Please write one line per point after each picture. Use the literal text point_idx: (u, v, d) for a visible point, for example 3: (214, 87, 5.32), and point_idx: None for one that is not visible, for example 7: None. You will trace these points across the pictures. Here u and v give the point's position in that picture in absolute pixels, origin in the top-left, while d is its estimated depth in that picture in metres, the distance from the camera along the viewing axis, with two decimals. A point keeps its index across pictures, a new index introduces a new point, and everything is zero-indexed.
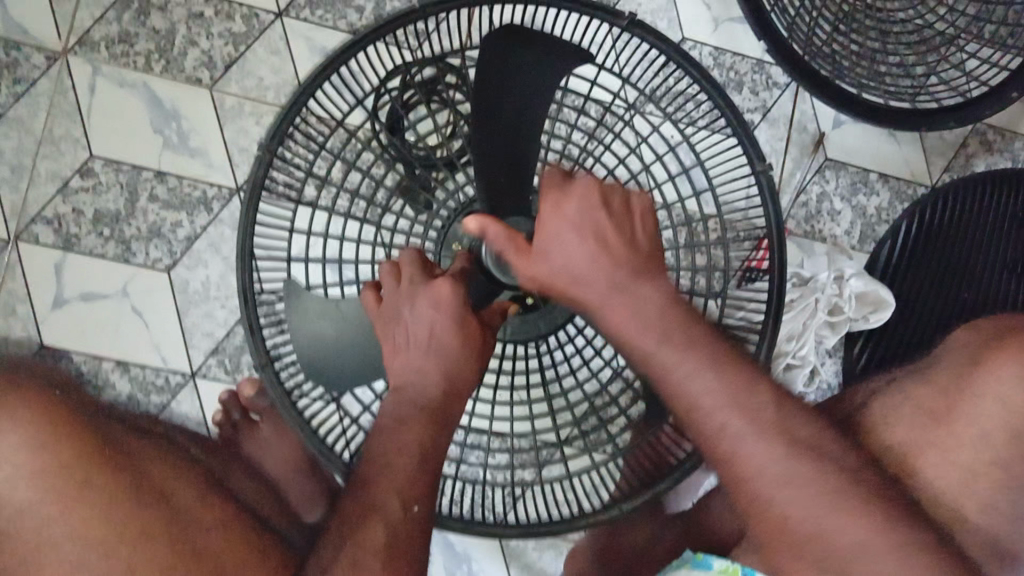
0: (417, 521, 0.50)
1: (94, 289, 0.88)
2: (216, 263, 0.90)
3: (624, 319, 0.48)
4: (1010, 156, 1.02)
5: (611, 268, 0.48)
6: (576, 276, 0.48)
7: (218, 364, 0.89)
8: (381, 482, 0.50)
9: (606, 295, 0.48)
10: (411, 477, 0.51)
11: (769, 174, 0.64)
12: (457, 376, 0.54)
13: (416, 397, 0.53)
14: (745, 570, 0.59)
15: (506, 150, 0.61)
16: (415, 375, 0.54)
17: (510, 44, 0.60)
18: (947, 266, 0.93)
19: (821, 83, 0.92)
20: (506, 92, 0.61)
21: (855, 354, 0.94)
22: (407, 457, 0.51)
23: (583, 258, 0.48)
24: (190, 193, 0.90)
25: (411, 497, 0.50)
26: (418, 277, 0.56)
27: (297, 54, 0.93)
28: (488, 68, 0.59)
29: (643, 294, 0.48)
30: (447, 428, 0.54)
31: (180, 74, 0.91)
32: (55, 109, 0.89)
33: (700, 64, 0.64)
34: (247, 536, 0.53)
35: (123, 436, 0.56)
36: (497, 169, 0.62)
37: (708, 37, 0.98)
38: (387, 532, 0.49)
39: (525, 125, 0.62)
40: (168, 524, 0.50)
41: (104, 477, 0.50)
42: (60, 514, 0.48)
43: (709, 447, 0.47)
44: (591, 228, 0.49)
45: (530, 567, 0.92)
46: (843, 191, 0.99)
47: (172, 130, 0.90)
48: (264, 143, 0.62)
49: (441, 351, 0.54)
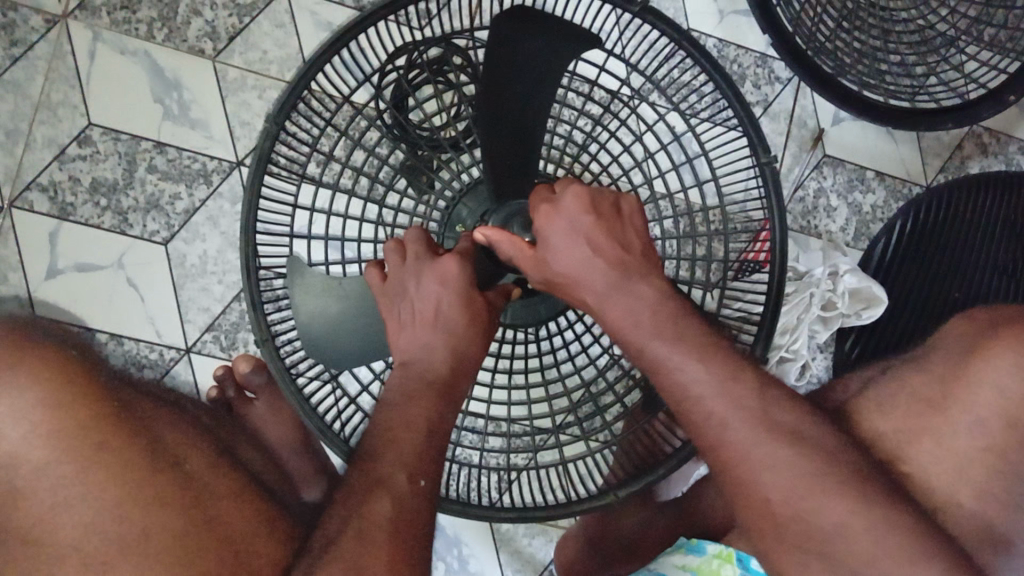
0: (424, 496, 0.50)
1: (88, 259, 0.87)
2: (213, 238, 0.89)
3: (617, 316, 0.50)
4: (1004, 159, 1.03)
5: (612, 270, 0.49)
6: (578, 273, 0.50)
7: (213, 340, 0.88)
8: (392, 454, 0.50)
9: (603, 298, 0.50)
10: (418, 452, 0.51)
11: (774, 167, 0.64)
12: (462, 354, 0.54)
13: (425, 372, 0.53)
14: (740, 554, 0.61)
15: (513, 135, 0.61)
16: (422, 351, 0.54)
17: (525, 24, 0.59)
18: (937, 261, 0.95)
19: (824, 79, 0.93)
20: (516, 76, 0.60)
21: (845, 351, 0.95)
22: (414, 433, 0.51)
23: (583, 258, 0.49)
24: (190, 165, 0.89)
25: (417, 471, 0.50)
26: (423, 256, 0.55)
27: (302, 28, 0.91)
28: (499, 49, 0.58)
29: (641, 295, 0.49)
30: (453, 406, 0.54)
31: (182, 44, 0.89)
32: (52, 73, 0.87)
33: (709, 53, 0.64)
34: (252, 510, 0.54)
35: (135, 404, 0.56)
36: (506, 151, 0.61)
37: (713, 29, 0.98)
38: (394, 507, 0.48)
39: (531, 109, 0.61)
40: (184, 495, 0.51)
41: (119, 443, 0.51)
42: (73, 476, 0.48)
43: (723, 441, 0.47)
44: (595, 230, 0.50)
45: (520, 552, 0.92)
46: (840, 188, 1.00)
47: (172, 100, 0.89)
48: (270, 116, 0.61)
49: (446, 327, 0.54)
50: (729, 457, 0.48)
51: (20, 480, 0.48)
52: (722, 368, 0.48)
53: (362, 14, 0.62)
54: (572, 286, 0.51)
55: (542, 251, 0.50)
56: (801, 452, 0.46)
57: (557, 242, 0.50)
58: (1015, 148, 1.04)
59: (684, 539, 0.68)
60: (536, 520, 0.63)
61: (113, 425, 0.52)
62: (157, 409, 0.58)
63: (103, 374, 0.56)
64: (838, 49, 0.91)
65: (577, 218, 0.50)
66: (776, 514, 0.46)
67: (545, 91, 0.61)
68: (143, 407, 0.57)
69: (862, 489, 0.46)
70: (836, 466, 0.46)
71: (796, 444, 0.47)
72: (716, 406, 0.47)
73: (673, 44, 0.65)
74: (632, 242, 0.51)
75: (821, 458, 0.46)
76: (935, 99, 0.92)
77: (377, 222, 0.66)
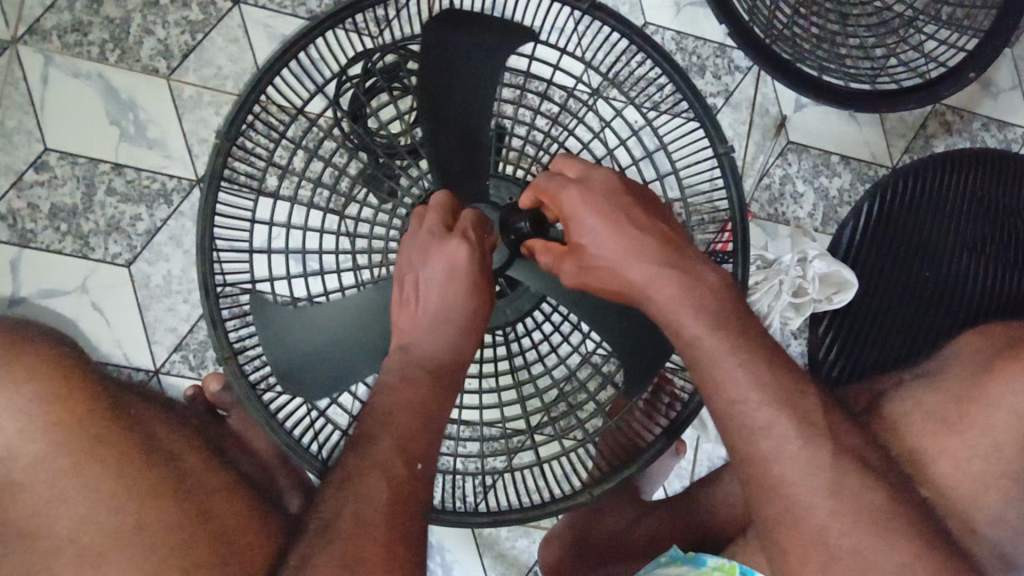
0: (420, 479, 0.50)
1: (52, 285, 0.86)
2: (177, 257, 0.89)
3: (674, 295, 0.49)
4: (969, 137, 1.03)
5: (664, 252, 0.51)
6: (619, 255, 0.51)
7: (181, 360, 0.87)
8: (386, 436, 0.50)
9: (653, 279, 0.50)
10: (415, 432, 0.51)
11: (731, 157, 0.64)
12: (460, 341, 0.55)
13: (415, 360, 0.53)
14: (745, 569, 0.61)
15: (459, 138, 0.61)
16: (422, 335, 0.54)
17: (455, 28, 0.57)
18: (908, 242, 0.94)
19: (783, 65, 0.92)
20: (452, 79, 0.59)
21: (820, 336, 0.95)
22: (413, 413, 0.51)
23: (633, 240, 0.51)
24: (149, 185, 0.88)
25: (414, 454, 0.50)
26: (436, 227, 0.55)
27: (255, 42, 0.90)
28: (433, 54, 0.57)
29: (696, 275, 0.50)
30: (450, 393, 0.54)
31: (135, 64, 0.89)
32: (6, 100, 0.86)
33: (660, 46, 0.63)
34: (244, 507, 0.55)
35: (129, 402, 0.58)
36: (453, 157, 0.61)
37: (670, 22, 0.98)
38: (389, 488, 0.48)
39: (473, 109, 0.60)
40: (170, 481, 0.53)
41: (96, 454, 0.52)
42: None
43: None
44: (639, 213, 0.52)
45: (503, 555, 0.92)
46: (805, 174, 1.00)
47: (129, 121, 0.88)
48: (220, 132, 0.60)
49: (450, 314, 0.54)
50: None
51: (18, 479, 0.51)
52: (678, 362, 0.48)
53: (307, 24, 0.61)
54: (610, 270, 0.51)
55: (581, 235, 0.52)
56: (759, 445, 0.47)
57: (596, 228, 0.51)
58: (979, 124, 1.04)
59: (676, 548, 0.68)
60: (513, 523, 0.63)
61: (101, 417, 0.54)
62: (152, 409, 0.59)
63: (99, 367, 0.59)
64: (796, 35, 0.91)
65: (618, 198, 0.52)
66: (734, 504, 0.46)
67: (486, 92, 0.60)
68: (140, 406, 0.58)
69: (833, 486, 0.46)
70: (795, 456, 0.46)
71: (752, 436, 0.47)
72: None
73: (625, 40, 0.65)
74: (674, 229, 0.53)
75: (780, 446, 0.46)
76: (896, 80, 0.91)
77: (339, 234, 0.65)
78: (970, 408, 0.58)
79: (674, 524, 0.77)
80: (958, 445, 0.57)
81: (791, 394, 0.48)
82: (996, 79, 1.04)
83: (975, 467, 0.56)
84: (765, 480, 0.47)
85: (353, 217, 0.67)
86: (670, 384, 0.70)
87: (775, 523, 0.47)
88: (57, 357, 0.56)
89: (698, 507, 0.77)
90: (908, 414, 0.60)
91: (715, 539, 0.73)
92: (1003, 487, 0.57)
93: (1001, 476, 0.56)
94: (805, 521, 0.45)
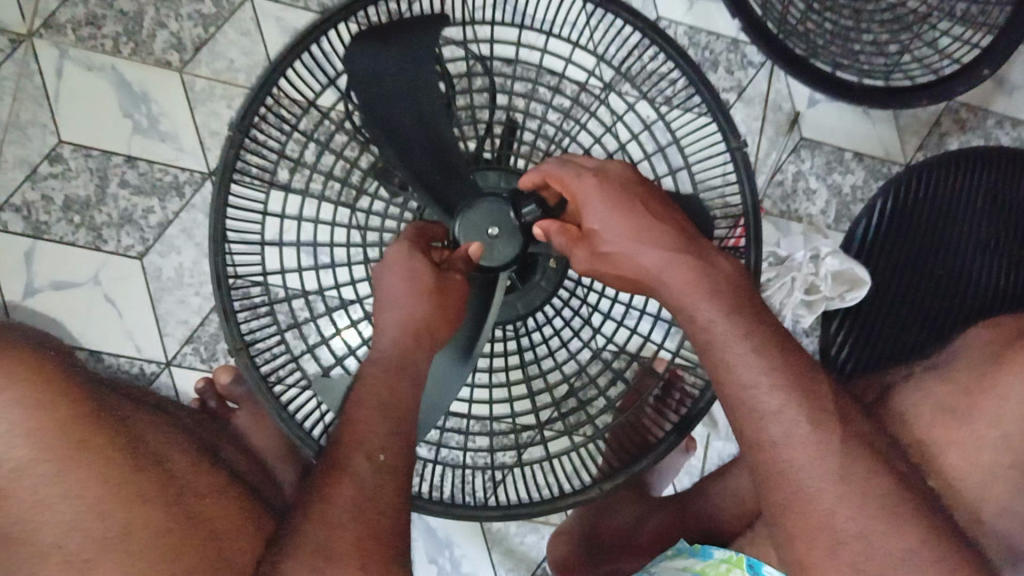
0: (386, 470, 0.52)
1: (65, 277, 0.87)
2: (188, 249, 0.89)
3: (685, 285, 0.50)
4: (984, 134, 1.02)
5: (670, 241, 0.51)
6: (628, 243, 0.51)
7: (193, 352, 0.88)
8: (355, 438, 0.52)
9: (664, 269, 0.50)
10: (382, 429, 0.53)
11: (744, 151, 0.64)
12: (423, 332, 0.56)
13: (381, 359, 0.55)
14: (751, 561, 0.60)
15: (425, 149, 0.61)
16: (383, 333, 0.56)
17: (401, 34, 0.59)
18: (922, 241, 0.94)
19: (795, 61, 0.91)
20: (388, 96, 0.59)
21: (831, 333, 0.95)
22: (377, 414, 0.53)
23: (641, 225, 0.51)
24: (161, 178, 0.89)
25: (375, 450, 0.52)
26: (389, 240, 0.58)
27: (268, 36, 0.90)
28: (362, 75, 0.58)
29: (708, 265, 0.50)
30: (410, 381, 0.55)
31: (149, 57, 0.89)
32: (21, 93, 0.87)
33: (673, 39, 0.63)
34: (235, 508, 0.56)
35: (115, 402, 0.58)
36: (431, 167, 0.61)
37: (683, 16, 0.98)
38: (355, 487, 0.50)
39: (429, 114, 0.61)
40: (163, 496, 0.52)
41: (104, 439, 0.52)
42: (54, 477, 0.49)
43: None
44: (647, 202, 0.52)
45: (513, 551, 0.91)
46: (818, 170, 0.99)
47: (142, 114, 0.89)
48: (233, 125, 0.60)
49: (409, 307, 0.55)
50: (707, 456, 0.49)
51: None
52: None
53: (320, 17, 0.62)
54: (622, 257, 0.52)
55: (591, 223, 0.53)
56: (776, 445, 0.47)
57: (607, 214, 0.52)
58: (995, 122, 1.03)
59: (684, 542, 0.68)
60: (523, 517, 0.63)
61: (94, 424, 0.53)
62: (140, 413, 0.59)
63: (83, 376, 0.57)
64: (810, 31, 0.90)
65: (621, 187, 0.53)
66: None
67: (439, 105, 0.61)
68: (131, 413, 0.58)
69: (844, 474, 0.46)
70: (811, 452, 0.46)
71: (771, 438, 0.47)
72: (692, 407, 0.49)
73: (638, 33, 0.65)
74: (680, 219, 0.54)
75: (797, 445, 0.47)
76: (909, 76, 0.91)
77: (349, 226, 0.65)
78: (982, 403, 0.58)
79: (679, 520, 0.77)
80: (968, 438, 0.57)
81: (800, 380, 0.48)
82: (1011, 75, 1.03)
83: (983, 458, 0.56)
84: (774, 468, 0.47)
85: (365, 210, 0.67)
86: (682, 377, 0.69)
87: (783, 506, 0.47)
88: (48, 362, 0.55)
89: (703, 500, 0.77)
90: (918, 408, 0.60)
91: (721, 534, 0.73)
92: (1019, 483, 0.56)
93: (1012, 471, 0.56)
94: (814, 508, 0.46)
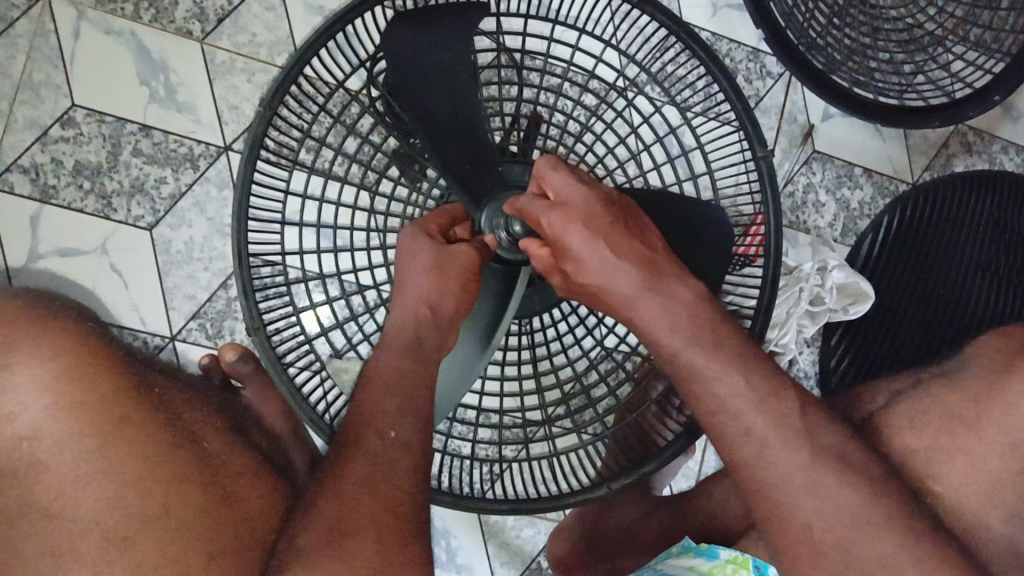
0: (397, 447, 0.50)
1: (70, 244, 0.85)
2: (200, 224, 0.88)
3: (654, 319, 0.51)
4: (989, 158, 1.04)
5: (641, 274, 0.51)
6: (606, 273, 0.51)
7: (199, 328, 0.86)
8: (367, 416, 0.51)
9: (636, 302, 0.51)
10: (403, 407, 0.52)
11: (770, 161, 0.63)
12: (440, 306, 0.56)
13: (396, 340, 0.55)
14: (758, 562, 0.61)
15: (461, 140, 0.61)
16: (405, 302, 0.56)
17: (451, 21, 0.57)
18: (924, 259, 0.95)
19: (817, 76, 0.94)
20: (419, 85, 0.58)
21: (832, 346, 0.96)
22: (392, 397, 0.52)
23: (609, 261, 0.51)
24: (176, 149, 0.87)
25: (386, 425, 0.50)
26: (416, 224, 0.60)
27: (293, 13, 0.90)
28: (398, 59, 0.56)
29: (671, 294, 0.51)
30: (431, 363, 0.55)
31: (169, 25, 0.87)
32: (35, 52, 0.85)
33: (707, 44, 0.63)
34: (266, 490, 0.55)
35: (152, 377, 0.57)
36: (462, 156, 0.61)
37: (705, 23, 0.98)
38: (369, 461, 0.49)
39: (464, 104, 0.60)
40: (199, 473, 0.51)
41: (142, 415, 0.52)
42: (93, 451, 0.49)
43: (730, 448, 0.49)
44: (621, 235, 0.51)
45: (508, 544, 0.92)
46: (828, 184, 1.01)
47: (159, 82, 0.87)
48: (264, 100, 0.58)
49: (416, 280, 0.57)
50: (738, 467, 0.49)
51: (44, 458, 0.48)
52: (747, 370, 0.49)
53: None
54: (597, 285, 0.52)
55: (567, 257, 0.52)
56: (813, 467, 0.47)
57: (585, 248, 0.51)
58: (999, 148, 1.05)
59: (690, 539, 0.69)
60: (530, 513, 0.62)
61: (133, 399, 0.53)
62: (175, 386, 0.59)
63: (121, 349, 0.57)
64: (829, 45, 0.92)
65: (597, 218, 0.52)
66: (781, 521, 0.47)
67: (468, 95, 0.60)
68: (165, 388, 0.57)
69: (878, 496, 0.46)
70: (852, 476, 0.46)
71: (807, 460, 0.47)
72: (719, 422, 0.49)
73: (673, 36, 0.64)
74: (654, 243, 0.53)
75: (829, 470, 0.47)
76: (922, 96, 0.90)
77: (373, 212, 0.64)
78: None
79: (679, 519, 0.77)
80: (978, 444, 0.56)
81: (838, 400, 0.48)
82: (1017, 103, 1.06)
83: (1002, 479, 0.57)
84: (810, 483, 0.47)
85: (388, 195, 0.66)
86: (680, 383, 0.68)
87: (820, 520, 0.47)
88: (80, 335, 0.54)
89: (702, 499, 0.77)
90: None
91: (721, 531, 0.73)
92: None
93: None
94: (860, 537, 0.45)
